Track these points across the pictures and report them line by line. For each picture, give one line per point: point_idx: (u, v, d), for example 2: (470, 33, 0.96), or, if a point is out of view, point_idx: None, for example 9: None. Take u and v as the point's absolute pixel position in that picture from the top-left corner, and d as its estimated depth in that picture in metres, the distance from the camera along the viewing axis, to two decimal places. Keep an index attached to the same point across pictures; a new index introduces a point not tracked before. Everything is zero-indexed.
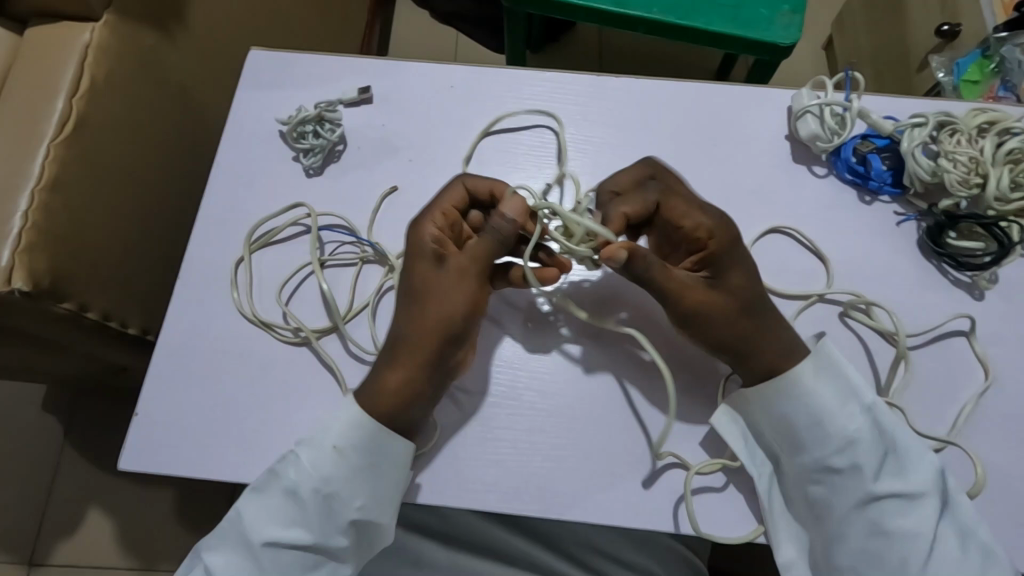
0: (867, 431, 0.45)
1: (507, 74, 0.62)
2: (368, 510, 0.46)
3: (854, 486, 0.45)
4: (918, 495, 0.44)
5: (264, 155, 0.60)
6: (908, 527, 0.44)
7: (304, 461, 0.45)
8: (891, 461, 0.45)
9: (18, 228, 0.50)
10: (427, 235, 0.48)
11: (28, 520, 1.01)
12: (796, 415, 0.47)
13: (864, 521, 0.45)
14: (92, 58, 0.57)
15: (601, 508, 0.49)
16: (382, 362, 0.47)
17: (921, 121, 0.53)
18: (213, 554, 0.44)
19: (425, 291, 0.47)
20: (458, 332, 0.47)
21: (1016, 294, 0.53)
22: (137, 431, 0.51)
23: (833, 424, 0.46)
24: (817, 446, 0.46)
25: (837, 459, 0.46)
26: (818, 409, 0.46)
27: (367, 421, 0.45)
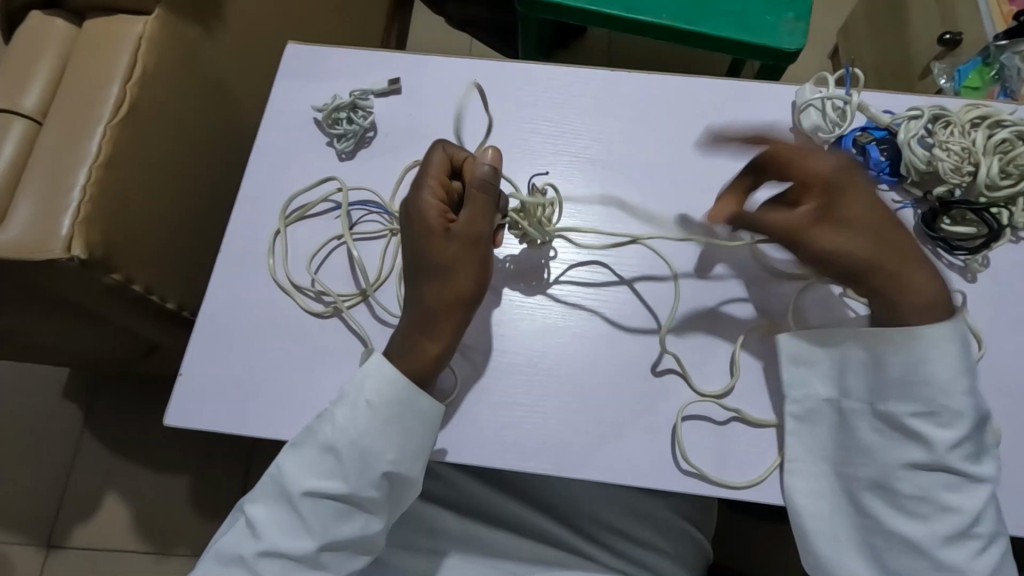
0: (966, 408, 0.46)
1: (528, 68, 0.66)
2: (399, 463, 0.50)
3: (923, 452, 0.47)
4: (977, 480, 0.46)
5: (300, 140, 0.64)
6: (954, 503, 0.46)
7: (339, 419, 0.50)
8: (975, 441, 0.46)
9: (78, 201, 0.55)
10: (433, 209, 0.52)
11: (53, 499, 1.05)
12: (894, 365, 0.48)
13: (913, 485, 0.47)
14: (144, 48, 0.61)
15: (610, 470, 0.53)
16: (417, 332, 0.52)
17: (917, 114, 0.57)
18: (257, 505, 0.50)
19: (442, 260, 0.52)
20: (478, 291, 0.52)
21: (1007, 276, 0.56)
22: (181, 390, 0.55)
23: (931, 391, 0.46)
24: (903, 402, 0.47)
25: (916, 422, 0.47)
26: (925, 371, 0.46)
27: (397, 379, 0.51)
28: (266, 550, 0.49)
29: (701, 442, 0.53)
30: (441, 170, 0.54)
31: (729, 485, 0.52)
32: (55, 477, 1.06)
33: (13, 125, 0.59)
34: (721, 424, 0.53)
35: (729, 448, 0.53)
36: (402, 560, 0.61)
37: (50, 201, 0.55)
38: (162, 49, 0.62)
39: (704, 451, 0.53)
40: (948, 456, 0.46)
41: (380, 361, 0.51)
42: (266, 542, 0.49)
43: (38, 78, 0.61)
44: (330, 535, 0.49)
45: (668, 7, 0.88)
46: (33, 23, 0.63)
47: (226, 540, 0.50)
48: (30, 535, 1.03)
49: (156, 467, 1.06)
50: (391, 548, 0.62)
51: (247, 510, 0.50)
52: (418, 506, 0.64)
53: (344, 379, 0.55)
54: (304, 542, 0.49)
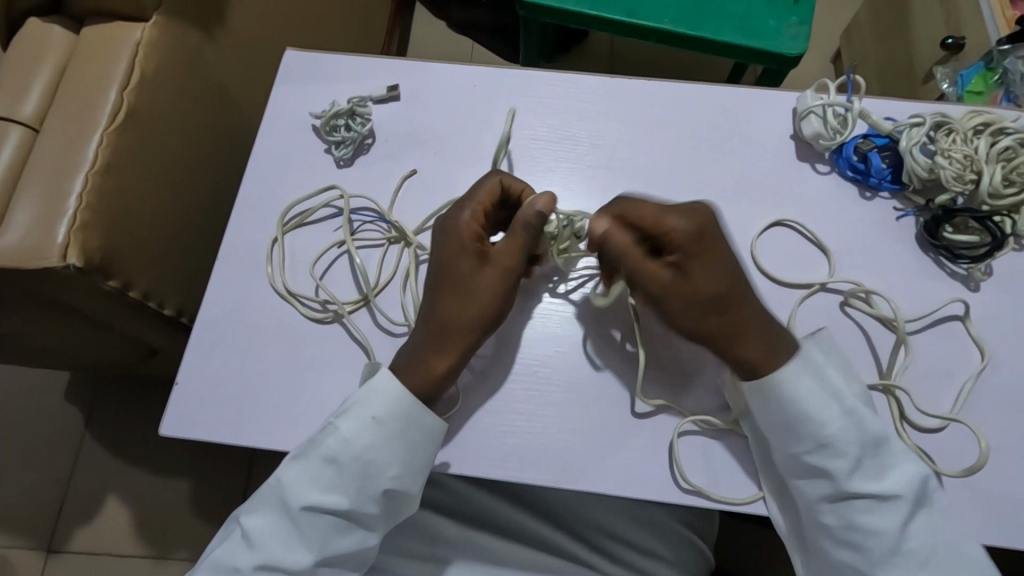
0: (838, 430, 0.48)
1: (527, 74, 0.66)
2: (400, 480, 0.50)
3: (829, 484, 0.48)
4: (890, 497, 0.47)
5: (298, 146, 0.64)
6: (873, 525, 0.47)
7: (344, 432, 0.50)
8: (863, 460, 0.47)
9: (74, 208, 0.55)
10: (471, 233, 0.53)
11: (51, 504, 1.05)
12: (771, 411, 0.49)
13: (837, 516, 0.48)
14: (142, 54, 0.61)
15: (609, 480, 0.52)
16: (427, 347, 0.51)
17: (918, 122, 0.57)
18: (253, 516, 0.50)
19: (470, 283, 0.52)
20: (494, 318, 0.52)
21: (1010, 284, 0.55)
22: (177, 400, 0.55)
23: (812, 425, 0.48)
24: (798, 439, 0.49)
25: (814, 458, 0.48)
26: (796, 408, 0.48)
27: (405, 397, 0.50)
28: (262, 562, 0.49)
29: (698, 454, 0.52)
30: (488, 196, 0.54)
31: (728, 501, 0.51)
32: (54, 481, 1.06)
33: (10, 132, 0.59)
34: (720, 437, 0.53)
35: (727, 460, 0.52)
36: (398, 567, 0.61)
37: (46, 209, 0.55)
38: (160, 55, 0.62)
39: (702, 464, 0.52)
40: (851, 481, 0.47)
41: (388, 379, 0.51)
42: (262, 554, 0.49)
43: (36, 84, 0.61)
44: (327, 549, 0.49)
45: (669, 11, 0.88)
46: (31, 30, 0.63)
47: (222, 549, 0.50)
48: (28, 539, 1.03)
49: (154, 471, 1.06)
50: (387, 556, 0.61)
51: (244, 520, 0.50)
52: (414, 514, 0.64)
53: (339, 386, 0.55)
54: (301, 555, 0.49)
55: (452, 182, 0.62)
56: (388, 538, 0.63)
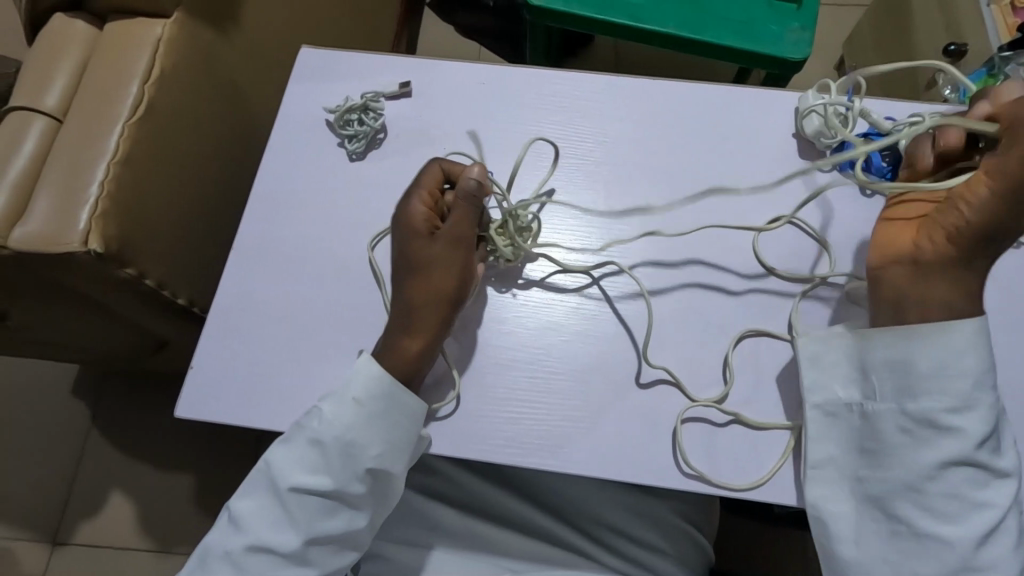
0: (990, 407, 0.47)
1: (535, 73, 0.67)
2: (382, 459, 0.51)
3: (954, 447, 0.47)
4: (1003, 473, 0.47)
5: (311, 141, 0.65)
6: (984, 500, 0.46)
7: (327, 414, 0.51)
8: (993, 435, 0.47)
9: (95, 196, 0.57)
10: (418, 215, 0.56)
11: (57, 497, 1.06)
12: (926, 359, 0.48)
13: (943, 483, 0.47)
14: (163, 49, 0.63)
15: (612, 468, 0.53)
16: (396, 331, 0.53)
17: (917, 121, 0.58)
18: (245, 500, 0.51)
19: (424, 261, 0.54)
20: (457, 293, 0.54)
21: (1005, 281, 0.57)
22: (190, 384, 0.56)
23: (955, 385, 0.47)
24: (932, 398, 0.48)
25: (950, 417, 0.47)
26: (962, 364, 0.47)
27: (379, 376, 0.52)
28: (253, 544, 0.49)
29: (699, 441, 0.54)
30: (434, 179, 0.57)
31: (731, 489, 0.52)
32: (60, 475, 1.07)
33: (34, 123, 0.61)
34: (722, 426, 0.54)
35: (729, 448, 0.53)
36: (404, 555, 0.62)
37: (67, 196, 0.57)
38: (180, 51, 0.64)
39: (704, 451, 0.53)
40: (974, 452, 0.46)
41: (366, 361, 0.53)
42: (253, 535, 0.50)
43: (59, 78, 0.63)
44: (314, 531, 0.50)
45: (673, 16, 0.89)
46: (56, 26, 0.65)
47: (213, 536, 0.51)
48: (36, 532, 1.04)
49: (161, 465, 1.07)
50: (392, 545, 0.62)
51: (235, 505, 0.52)
52: (420, 503, 0.65)
53: (350, 373, 0.56)
54: (290, 536, 0.50)
55: None
56: (393, 526, 0.64)
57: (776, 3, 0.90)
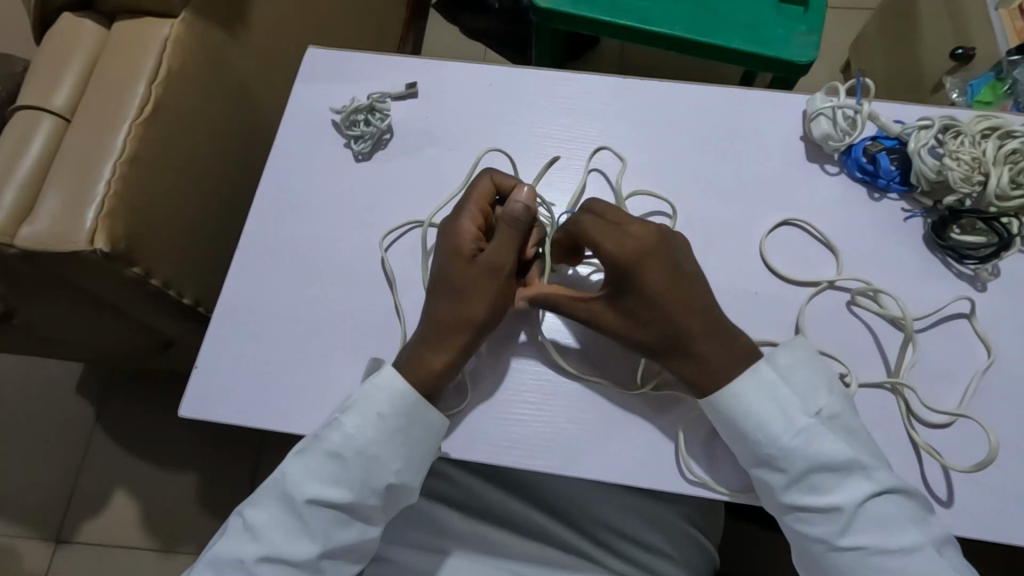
0: (790, 454, 0.48)
1: (542, 74, 0.67)
2: (403, 474, 0.52)
3: (773, 492, 0.49)
4: (832, 511, 0.47)
5: (317, 141, 0.65)
6: (815, 535, 0.47)
7: (349, 428, 0.51)
8: (811, 474, 0.47)
9: (101, 196, 0.57)
10: (465, 231, 0.55)
11: (61, 495, 1.06)
12: (716, 425, 0.51)
13: (786, 520, 0.49)
14: (170, 49, 0.63)
15: (617, 471, 0.53)
16: (425, 345, 0.53)
17: (927, 125, 0.58)
18: (257, 510, 0.50)
19: (463, 280, 0.54)
20: (489, 319, 0.53)
21: (1014, 286, 0.57)
22: (196, 383, 0.56)
23: (757, 441, 0.49)
24: (743, 450, 0.50)
25: (760, 470, 0.49)
26: (742, 427, 0.49)
27: (406, 392, 0.52)
28: (266, 554, 0.49)
29: (704, 445, 0.54)
30: (485, 195, 0.56)
31: (735, 493, 0.52)
32: (63, 474, 1.07)
33: (42, 122, 0.61)
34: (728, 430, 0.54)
35: (737, 452, 0.53)
36: (407, 556, 0.62)
37: (74, 195, 0.57)
38: (187, 51, 0.64)
39: (709, 455, 0.53)
40: (787, 495, 0.48)
41: (390, 375, 0.52)
42: (266, 546, 0.49)
43: (68, 78, 0.63)
44: (331, 542, 0.50)
45: (680, 19, 0.89)
46: (64, 26, 0.66)
47: (223, 544, 0.50)
48: (40, 530, 1.04)
49: (165, 465, 1.07)
50: (396, 547, 0.62)
51: (246, 513, 0.51)
52: (425, 504, 0.65)
53: (355, 374, 0.56)
54: (305, 547, 0.50)
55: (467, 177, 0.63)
56: (398, 528, 0.63)
57: (783, 6, 0.90)
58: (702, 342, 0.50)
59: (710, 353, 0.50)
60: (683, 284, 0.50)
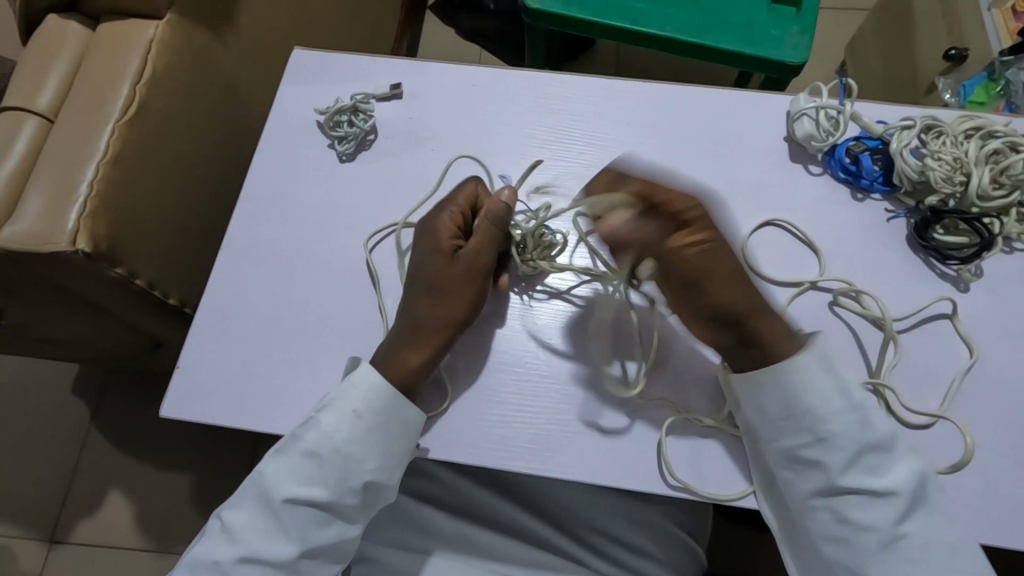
0: (847, 432, 0.47)
1: (527, 75, 0.67)
2: (380, 472, 0.52)
3: (822, 476, 0.48)
4: (884, 493, 0.46)
5: (303, 142, 0.65)
6: (866, 522, 0.46)
7: (324, 426, 0.51)
8: (864, 456, 0.47)
9: (84, 196, 0.57)
10: (444, 230, 0.56)
11: (54, 496, 1.06)
12: (770, 404, 0.50)
13: (828, 510, 0.48)
14: (155, 50, 0.63)
15: (598, 471, 0.53)
16: (402, 343, 0.53)
17: (909, 125, 0.58)
18: (235, 512, 0.51)
19: (443, 279, 0.55)
20: (467, 318, 0.54)
21: (998, 286, 0.56)
22: (178, 384, 0.57)
23: (811, 417, 0.48)
24: (794, 433, 0.49)
25: (810, 451, 0.48)
26: (800, 402, 0.48)
27: (382, 388, 0.52)
28: (242, 554, 0.49)
29: (686, 449, 0.53)
30: (467, 199, 0.58)
31: (718, 498, 0.52)
32: (57, 475, 1.07)
33: (27, 122, 0.61)
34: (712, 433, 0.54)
35: (713, 458, 0.53)
36: (391, 558, 0.62)
37: (57, 195, 0.57)
38: (171, 52, 0.65)
39: (691, 460, 0.53)
40: (841, 476, 0.47)
41: (366, 372, 0.53)
42: (243, 547, 0.49)
43: (52, 79, 0.63)
44: (309, 541, 0.50)
45: (672, 19, 0.89)
46: (49, 28, 0.66)
47: (201, 545, 0.51)
48: (33, 530, 1.05)
49: (157, 465, 1.07)
50: (381, 547, 0.62)
51: (225, 515, 0.51)
52: (410, 505, 0.65)
53: (337, 374, 0.56)
54: (282, 546, 0.50)
55: (451, 177, 0.63)
56: (383, 528, 0.63)
57: (774, 7, 0.90)
58: (762, 316, 0.49)
59: (767, 333, 0.49)
60: (729, 264, 0.49)
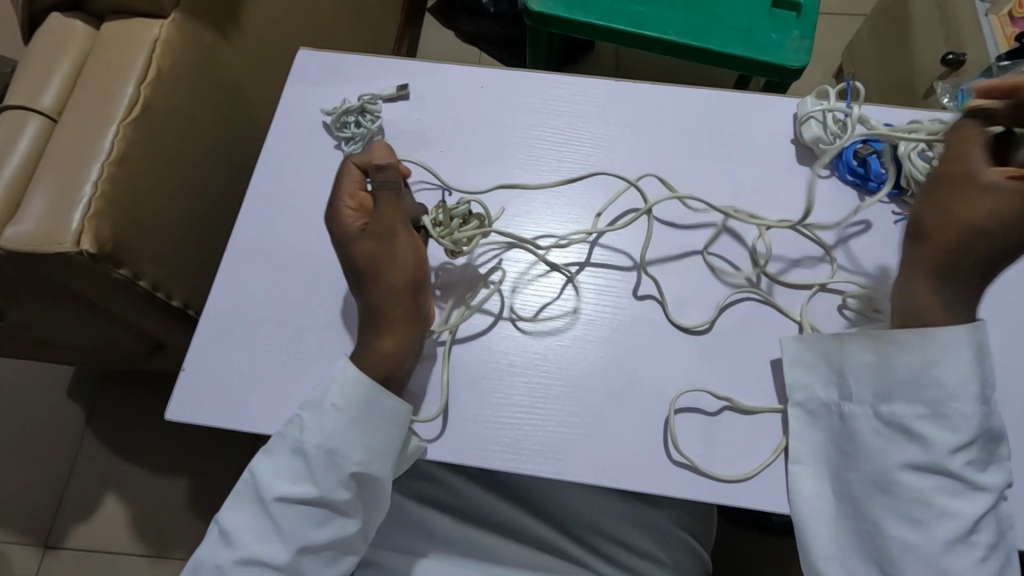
0: (971, 416, 0.47)
1: (533, 77, 0.67)
2: (366, 464, 0.51)
3: (923, 453, 0.47)
4: (977, 487, 0.46)
5: (309, 142, 0.65)
6: (948, 507, 0.46)
7: (307, 422, 0.51)
8: (975, 446, 0.47)
9: (88, 196, 0.56)
10: (347, 220, 0.55)
11: (49, 500, 1.05)
12: (903, 364, 0.49)
13: (911, 488, 0.47)
14: (160, 50, 0.63)
15: (607, 474, 0.53)
16: (371, 334, 0.53)
17: (917, 128, 0.58)
18: (230, 513, 0.51)
19: (373, 259, 0.54)
20: (416, 276, 0.55)
21: (1005, 290, 0.57)
22: (182, 386, 0.56)
23: (940, 393, 0.47)
24: (911, 403, 0.48)
25: (920, 424, 0.48)
26: (937, 373, 0.48)
27: (360, 380, 0.52)
28: (242, 557, 0.49)
29: (692, 431, 0.54)
30: (352, 180, 0.57)
31: (721, 479, 0.52)
32: (50, 479, 1.06)
33: (29, 121, 0.60)
34: (714, 412, 0.54)
35: (721, 435, 0.53)
36: (396, 561, 0.61)
37: (61, 195, 0.56)
38: (177, 52, 0.64)
39: (697, 439, 0.53)
40: (950, 459, 0.46)
41: (342, 366, 0.53)
42: (241, 548, 0.49)
43: (55, 79, 0.62)
44: (304, 540, 0.50)
45: (674, 23, 0.89)
46: (53, 26, 0.65)
47: (204, 549, 0.51)
48: (29, 533, 1.03)
49: (155, 468, 1.06)
50: (386, 551, 0.62)
51: (223, 518, 0.51)
52: (414, 510, 0.64)
53: None
54: (279, 546, 0.49)
55: (456, 178, 0.63)
56: (387, 533, 0.63)
57: (776, 10, 0.90)
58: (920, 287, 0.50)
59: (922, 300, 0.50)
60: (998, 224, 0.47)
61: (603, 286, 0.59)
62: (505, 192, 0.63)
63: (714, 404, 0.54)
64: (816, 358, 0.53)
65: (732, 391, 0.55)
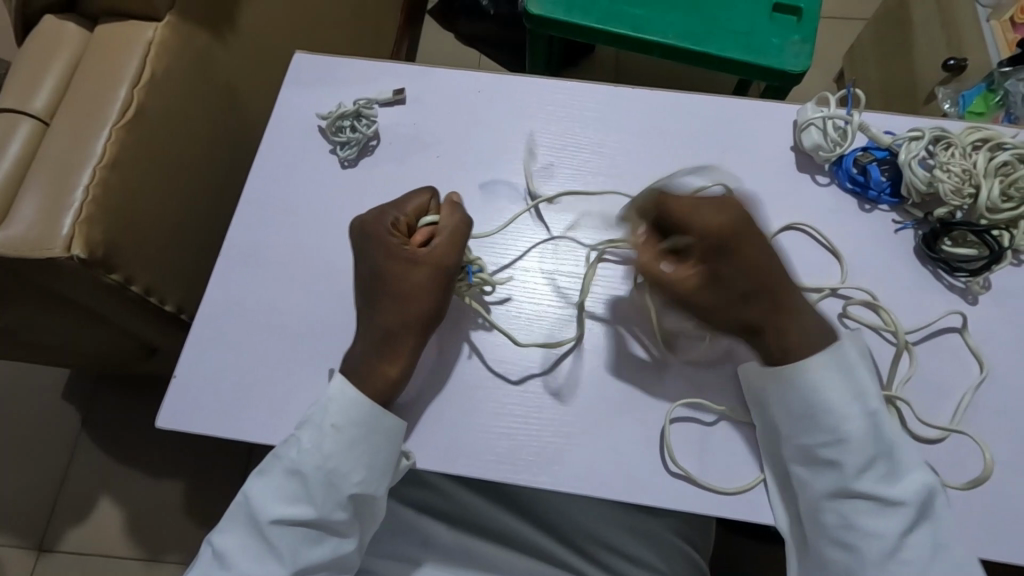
0: (861, 435, 0.48)
1: (531, 81, 0.67)
2: (366, 483, 0.51)
3: (835, 477, 0.48)
4: (893, 503, 0.46)
5: (305, 146, 0.64)
6: (873, 528, 0.47)
7: (305, 443, 0.50)
8: (878, 463, 0.47)
9: (79, 201, 0.56)
10: (396, 243, 0.54)
11: (42, 504, 1.04)
12: (788, 394, 0.50)
13: (838, 512, 0.48)
14: (154, 52, 0.62)
15: (603, 485, 0.52)
16: (374, 353, 0.53)
17: (917, 135, 0.58)
18: (224, 537, 0.50)
19: (406, 285, 0.53)
20: (433, 313, 0.54)
21: (1005, 299, 0.56)
22: (173, 392, 0.55)
23: (829, 416, 0.49)
24: (811, 432, 0.49)
25: (823, 449, 0.48)
26: (818, 397, 0.49)
27: (360, 400, 0.51)
28: None
29: (690, 442, 0.53)
30: (417, 207, 0.57)
31: (715, 489, 0.51)
32: (44, 482, 1.05)
33: (21, 124, 0.60)
34: (713, 423, 0.54)
35: (718, 447, 0.53)
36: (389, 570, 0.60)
37: (52, 199, 0.56)
38: (171, 55, 0.64)
39: (694, 451, 0.53)
40: (856, 479, 0.47)
41: (339, 384, 0.52)
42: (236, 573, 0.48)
43: (47, 81, 0.62)
44: (300, 561, 0.49)
45: (675, 26, 0.89)
46: (46, 27, 0.65)
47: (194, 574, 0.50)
48: (21, 537, 1.03)
49: (149, 472, 1.06)
50: (380, 560, 0.61)
51: (215, 541, 0.50)
52: (409, 516, 0.63)
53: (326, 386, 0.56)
54: (274, 569, 0.49)
55: (452, 184, 0.63)
56: (381, 539, 0.62)
57: (777, 15, 0.89)
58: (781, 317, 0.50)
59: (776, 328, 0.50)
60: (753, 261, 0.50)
61: (603, 296, 0.58)
62: (503, 196, 0.62)
63: (711, 414, 0.54)
64: (749, 403, 0.53)
65: (730, 400, 0.54)
